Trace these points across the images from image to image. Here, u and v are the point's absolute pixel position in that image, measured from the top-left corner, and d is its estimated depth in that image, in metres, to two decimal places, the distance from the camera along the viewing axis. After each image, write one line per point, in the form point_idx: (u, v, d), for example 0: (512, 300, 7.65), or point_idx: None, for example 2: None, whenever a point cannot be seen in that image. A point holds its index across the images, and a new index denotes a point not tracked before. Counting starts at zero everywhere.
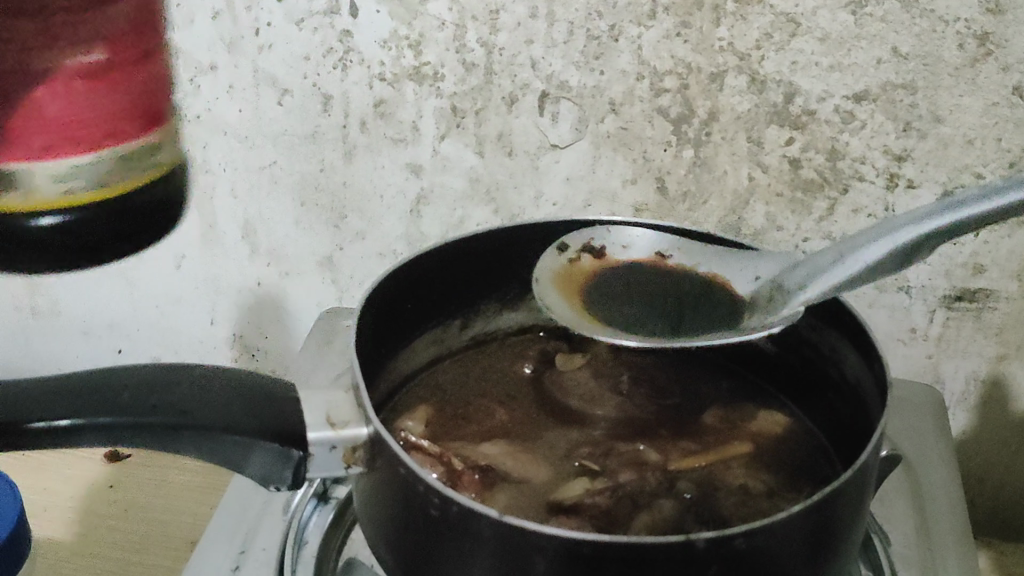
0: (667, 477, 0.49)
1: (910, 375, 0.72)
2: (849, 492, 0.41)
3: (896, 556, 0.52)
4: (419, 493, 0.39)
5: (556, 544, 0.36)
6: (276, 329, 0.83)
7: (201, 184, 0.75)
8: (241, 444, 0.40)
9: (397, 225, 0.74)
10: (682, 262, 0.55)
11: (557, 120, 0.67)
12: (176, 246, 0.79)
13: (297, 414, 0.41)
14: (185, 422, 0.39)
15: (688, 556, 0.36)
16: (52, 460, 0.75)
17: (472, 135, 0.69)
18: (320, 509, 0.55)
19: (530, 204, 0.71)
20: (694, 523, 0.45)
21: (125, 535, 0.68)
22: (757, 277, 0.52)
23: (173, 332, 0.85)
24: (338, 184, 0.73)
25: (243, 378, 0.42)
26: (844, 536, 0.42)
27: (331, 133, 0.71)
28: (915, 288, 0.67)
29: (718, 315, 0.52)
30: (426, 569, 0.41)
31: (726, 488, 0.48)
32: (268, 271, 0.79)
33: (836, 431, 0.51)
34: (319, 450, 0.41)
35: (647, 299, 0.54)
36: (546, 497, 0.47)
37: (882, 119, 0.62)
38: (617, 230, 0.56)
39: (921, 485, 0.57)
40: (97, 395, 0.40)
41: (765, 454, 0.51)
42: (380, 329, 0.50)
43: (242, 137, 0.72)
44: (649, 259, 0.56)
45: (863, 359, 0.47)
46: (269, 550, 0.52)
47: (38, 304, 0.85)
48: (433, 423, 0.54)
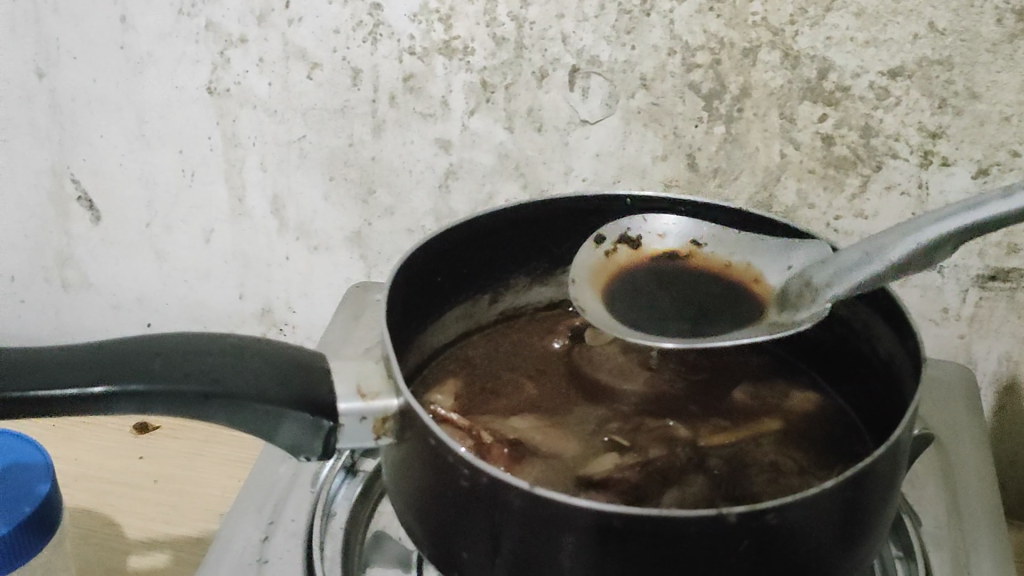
0: (697, 452, 0.48)
1: (941, 355, 0.71)
2: (882, 468, 0.41)
3: (927, 536, 0.52)
4: (450, 464, 0.39)
5: (587, 516, 0.36)
6: (304, 304, 0.83)
7: (231, 158, 0.75)
8: (273, 414, 0.40)
9: (425, 201, 0.74)
10: (717, 253, 0.55)
11: (587, 95, 0.67)
12: (206, 220, 0.79)
13: (327, 383, 0.42)
14: (216, 391, 0.39)
15: (719, 529, 0.36)
16: (82, 431, 0.76)
17: (502, 110, 0.68)
18: (349, 483, 0.55)
19: (559, 180, 0.71)
20: (724, 499, 0.45)
21: (155, 506, 0.68)
22: (787, 268, 0.52)
23: (202, 306, 0.85)
24: (367, 159, 0.73)
25: (273, 347, 0.43)
26: (876, 513, 0.42)
27: (360, 107, 0.70)
28: (948, 267, 0.66)
29: (747, 310, 0.52)
30: (455, 540, 0.41)
31: (757, 465, 0.48)
32: (297, 246, 0.79)
33: (868, 410, 0.51)
34: (348, 421, 0.41)
35: (681, 295, 0.54)
36: (575, 472, 0.47)
37: (917, 96, 0.61)
38: (652, 218, 0.56)
39: (953, 465, 0.57)
40: (129, 362, 0.40)
41: (796, 432, 0.51)
42: (411, 303, 0.50)
43: (272, 111, 0.72)
44: (684, 250, 0.56)
45: (896, 336, 0.46)
46: (299, 521, 0.52)
47: (69, 276, 0.86)
48: (462, 397, 0.54)
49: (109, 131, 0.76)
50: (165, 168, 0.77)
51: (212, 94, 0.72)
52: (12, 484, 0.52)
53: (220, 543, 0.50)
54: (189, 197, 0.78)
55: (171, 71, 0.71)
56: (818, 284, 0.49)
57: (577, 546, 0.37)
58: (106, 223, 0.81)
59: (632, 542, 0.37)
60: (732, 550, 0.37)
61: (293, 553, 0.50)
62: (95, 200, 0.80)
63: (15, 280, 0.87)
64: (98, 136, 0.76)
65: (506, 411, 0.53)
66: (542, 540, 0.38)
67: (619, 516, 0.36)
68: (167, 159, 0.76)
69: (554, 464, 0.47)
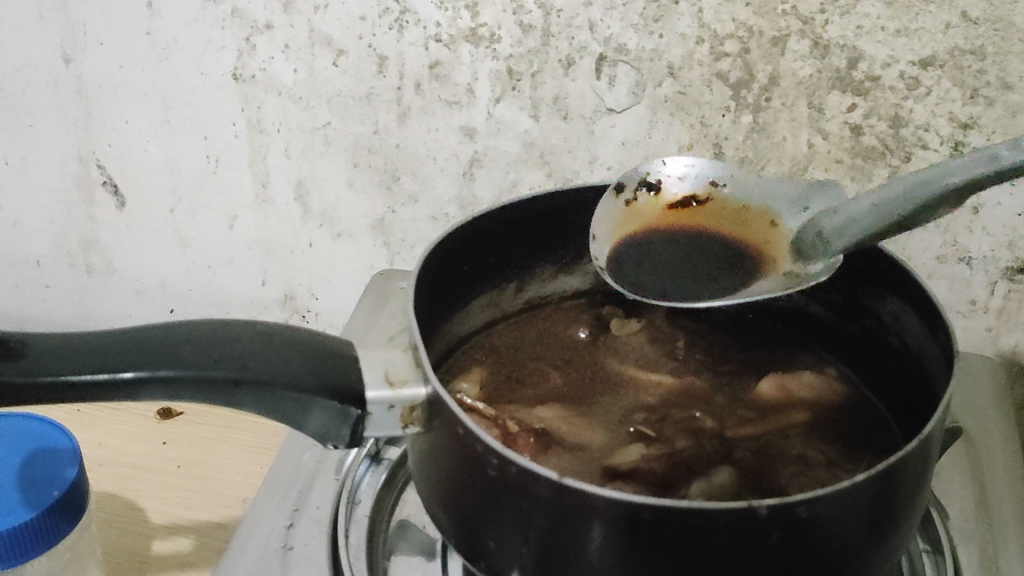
0: (724, 443, 0.48)
1: (968, 348, 0.71)
2: (913, 462, 0.40)
3: (954, 529, 0.51)
4: (478, 454, 0.39)
5: (616, 507, 0.36)
6: (327, 291, 0.83)
7: (256, 145, 0.75)
8: (301, 401, 0.40)
9: (449, 188, 0.74)
10: (736, 196, 0.55)
11: (614, 84, 0.66)
12: (230, 206, 0.79)
13: (355, 371, 0.42)
14: (246, 377, 0.40)
15: (749, 523, 0.36)
16: (107, 416, 0.76)
17: (528, 98, 0.68)
18: (374, 470, 0.55)
19: (584, 168, 0.71)
20: (752, 490, 0.44)
21: (179, 492, 0.69)
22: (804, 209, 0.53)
23: (225, 293, 0.85)
24: (392, 146, 0.73)
25: (301, 334, 0.42)
26: (905, 508, 0.42)
27: (386, 95, 0.70)
28: (976, 259, 0.66)
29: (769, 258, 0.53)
30: (482, 529, 0.41)
31: (784, 457, 0.48)
32: (320, 232, 0.79)
33: (897, 402, 0.50)
34: (377, 409, 0.41)
35: (707, 240, 0.56)
36: (602, 462, 0.46)
37: (948, 86, 0.61)
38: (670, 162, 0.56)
39: (981, 458, 0.57)
40: (159, 348, 0.40)
41: (824, 424, 0.51)
42: (437, 290, 0.50)
43: (297, 97, 0.72)
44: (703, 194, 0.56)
45: (926, 328, 0.46)
46: (323, 508, 0.52)
47: (93, 262, 0.86)
48: (488, 385, 0.54)
49: (134, 116, 0.76)
50: (190, 153, 0.77)
51: (237, 80, 0.72)
52: (39, 469, 0.52)
53: (245, 530, 0.50)
54: (213, 183, 0.78)
55: (196, 57, 0.71)
56: (829, 237, 0.49)
57: (606, 536, 0.37)
58: (130, 208, 0.81)
59: (661, 534, 0.37)
60: (762, 543, 0.37)
61: (318, 540, 0.50)
62: (120, 185, 0.80)
63: (39, 265, 0.87)
64: (123, 121, 0.76)
65: (532, 400, 0.52)
66: (570, 531, 0.38)
67: (649, 507, 0.36)
68: (192, 145, 0.76)
69: (581, 453, 0.47)
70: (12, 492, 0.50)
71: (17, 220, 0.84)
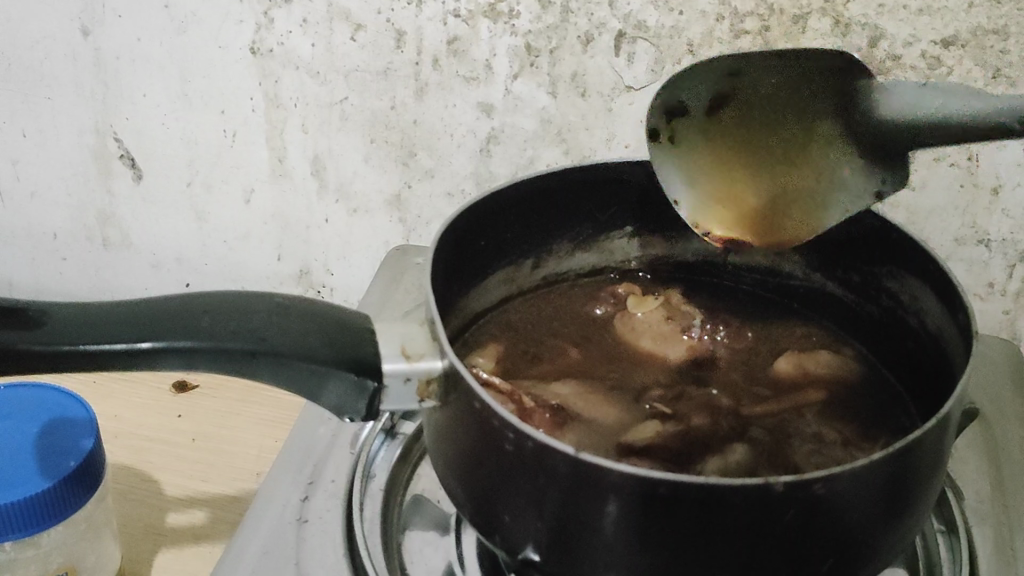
0: (740, 422, 0.48)
1: (984, 330, 0.70)
2: (929, 440, 0.40)
3: (969, 510, 0.51)
4: (494, 429, 0.39)
5: (632, 484, 0.36)
6: (342, 267, 0.83)
7: (273, 119, 0.75)
8: (317, 373, 0.40)
9: (466, 164, 0.74)
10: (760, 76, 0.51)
11: (633, 61, 0.66)
12: (246, 180, 0.79)
13: (372, 345, 0.42)
14: (263, 349, 0.40)
15: (765, 499, 0.36)
16: (122, 388, 0.77)
17: (546, 75, 0.68)
18: (388, 445, 0.55)
19: (601, 145, 0.70)
20: (767, 467, 0.44)
21: (194, 465, 0.69)
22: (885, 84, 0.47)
23: (240, 267, 0.85)
24: (409, 122, 0.73)
25: (318, 307, 0.42)
26: (921, 487, 0.42)
27: (403, 70, 0.70)
28: (995, 241, 0.65)
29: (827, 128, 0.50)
30: (497, 504, 0.41)
31: (801, 436, 0.47)
32: (337, 208, 0.79)
33: (914, 382, 0.50)
34: (393, 382, 0.41)
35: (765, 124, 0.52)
36: (617, 438, 0.46)
37: (970, 66, 0.60)
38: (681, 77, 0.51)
39: (997, 439, 0.56)
40: (177, 319, 0.40)
41: (840, 405, 0.51)
42: (455, 264, 0.50)
43: (315, 72, 0.72)
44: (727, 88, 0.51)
45: (946, 308, 0.45)
46: (338, 482, 0.52)
47: (110, 235, 0.86)
48: (504, 360, 0.54)
49: (152, 90, 0.76)
50: (207, 127, 0.77)
51: (255, 54, 0.72)
52: (56, 440, 0.52)
53: (260, 503, 0.51)
54: (230, 157, 0.78)
55: (215, 30, 0.71)
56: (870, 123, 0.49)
57: (620, 510, 0.37)
58: (148, 181, 0.81)
59: (676, 509, 0.37)
60: (777, 519, 0.37)
61: (332, 514, 0.50)
62: (137, 158, 0.80)
63: (56, 238, 0.87)
64: (141, 94, 0.76)
65: (548, 376, 0.53)
66: (584, 505, 0.38)
67: (664, 483, 0.36)
68: (209, 119, 0.76)
69: (597, 430, 0.47)
70: (29, 461, 0.50)
71: (35, 192, 0.84)
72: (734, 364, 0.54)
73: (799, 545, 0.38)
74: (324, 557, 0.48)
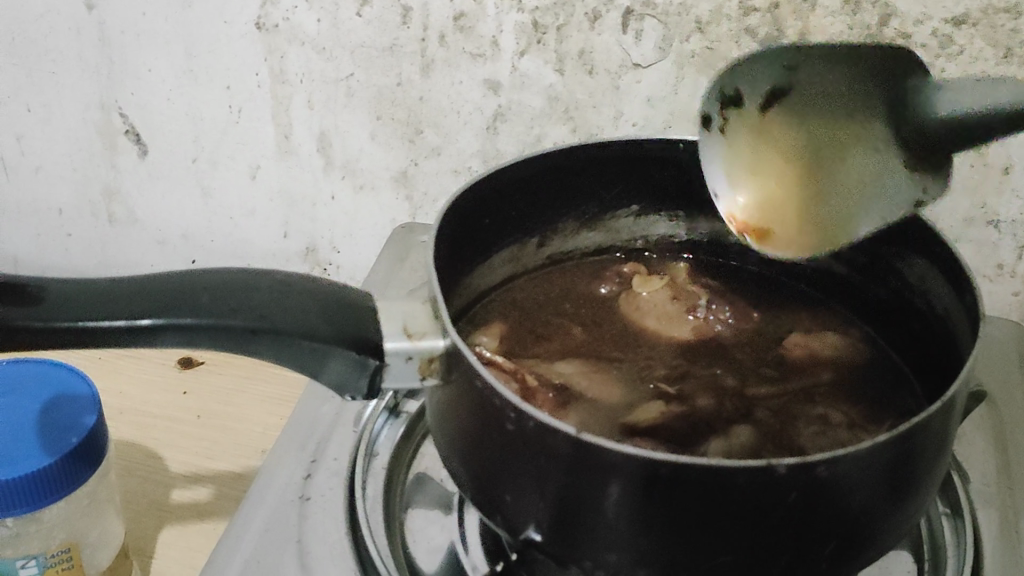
0: (744, 403, 0.48)
1: (993, 311, 0.70)
2: (934, 422, 0.40)
3: (976, 494, 0.51)
4: (495, 408, 0.39)
5: (634, 465, 0.36)
6: (348, 244, 0.83)
7: (279, 95, 0.75)
8: (318, 350, 0.40)
9: (472, 142, 0.73)
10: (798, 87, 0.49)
11: (641, 38, 0.65)
12: (252, 156, 0.79)
13: (373, 322, 0.42)
14: (264, 326, 0.39)
15: (768, 481, 0.36)
16: (128, 364, 0.77)
17: (553, 52, 0.67)
18: (391, 424, 0.55)
19: (609, 123, 0.70)
20: (772, 449, 0.44)
21: (198, 442, 0.69)
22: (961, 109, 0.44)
23: (246, 244, 0.85)
24: (415, 99, 0.72)
25: (320, 286, 0.42)
26: (927, 469, 0.41)
27: (409, 46, 0.70)
28: (1005, 222, 0.65)
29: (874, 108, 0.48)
30: (499, 484, 0.41)
31: (805, 417, 0.47)
32: (343, 185, 0.79)
33: (919, 364, 0.50)
34: (395, 360, 0.41)
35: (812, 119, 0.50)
36: (620, 418, 0.46)
37: (981, 45, 0.60)
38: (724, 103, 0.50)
39: (1005, 422, 0.56)
40: (178, 296, 0.40)
41: (844, 385, 0.50)
42: (459, 242, 0.50)
43: (321, 48, 0.71)
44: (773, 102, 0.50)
45: (953, 289, 0.45)
46: (341, 460, 0.52)
47: (116, 211, 0.86)
48: (508, 339, 0.53)
49: (156, 65, 0.75)
50: (213, 103, 0.76)
51: (261, 29, 0.71)
52: (59, 416, 0.52)
53: (263, 481, 0.50)
54: (236, 133, 0.78)
55: (219, 4, 0.71)
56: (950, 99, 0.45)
57: (623, 491, 0.37)
58: (153, 157, 0.81)
59: (679, 490, 0.36)
60: (781, 501, 0.37)
61: (335, 492, 0.50)
62: (143, 134, 0.80)
63: (62, 214, 0.87)
64: (146, 69, 0.76)
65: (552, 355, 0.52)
66: (586, 486, 0.38)
67: (666, 464, 0.36)
68: (214, 94, 0.76)
69: (601, 409, 0.47)
70: (32, 437, 0.50)
71: (40, 167, 0.84)
72: (739, 345, 0.54)
73: (803, 528, 0.38)
74: (326, 535, 0.47)
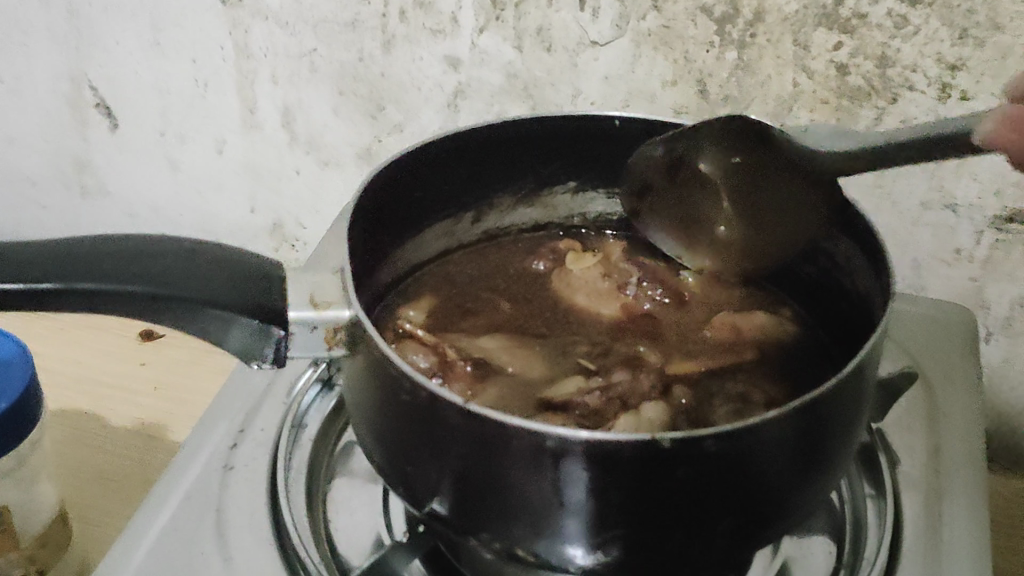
0: (663, 381, 0.47)
1: (953, 299, 0.69)
2: (839, 403, 0.39)
3: (901, 478, 0.50)
4: (392, 378, 0.39)
5: (521, 436, 0.36)
6: (314, 222, 0.83)
7: (243, 69, 0.75)
8: (219, 318, 0.40)
9: (434, 119, 0.73)
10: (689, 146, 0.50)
11: (597, 16, 0.65)
12: (218, 130, 0.79)
13: (279, 292, 0.41)
14: (164, 293, 0.40)
15: (654, 455, 0.36)
16: (90, 334, 0.77)
17: (511, 28, 0.67)
18: (324, 396, 0.55)
19: (567, 102, 0.69)
20: (683, 427, 0.44)
21: (152, 412, 0.69)
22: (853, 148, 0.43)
23: (215, 219, 0.86)
24: (377, 74, 0.72)
25: (229, 254, 0.42)
26: (834, 448, 0.41)
27: (369, 21, 0.69)
28: (963, 206, 0.64)
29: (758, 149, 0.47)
30: (401, 456, 0.41)
31: (724, 395, 0.47)
32: (308, 161, 0.79)
33: (848, 343, 0.49)
34: (299, 330, 0.41)
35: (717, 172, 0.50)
36: (536, 393, 0.46)
37: (936, 26, 0.59)
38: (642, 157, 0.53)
39: (938, 407, 0.55)
40: (81, 262, 0.40)
41: (771, 364, 0.50)
42: (385, 214, 0.50)
43: (283, 22, 0.71)
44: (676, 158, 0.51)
45: (874, 269, 0.44)
46: (268, 431, 0.52)
47: (88, 184, 0.87)
48: (437, 313, 0.53)
49: (124, 37, 0.76)
50: (179, 77, 0.77)
51: (224, 2, 0.71)
52: None
53: (188, 449, 0.51)
54: (202, 107, 0.78)
55: None
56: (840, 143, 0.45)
57: (513, 463, 0.37)
58: (123, 130, 0.82)
59: (567, 462, 0.36)
60: (668, 476, 0.36)
61: (258, 462, 0.50)
62: (112, 107, 0.80)
63: (36, 184, 0.88)
64: (114, 42, 0.76)
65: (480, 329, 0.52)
66: (479, 456, 0.38)
67: (551, 438, 0.36)
68: (180, 68, 0.76)
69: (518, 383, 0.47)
70: None
71: (14, 138, 0.85)
72: (673, 326, 0.54)
73: (697, 505, 0.38)
74: (245, 504, 0.48)
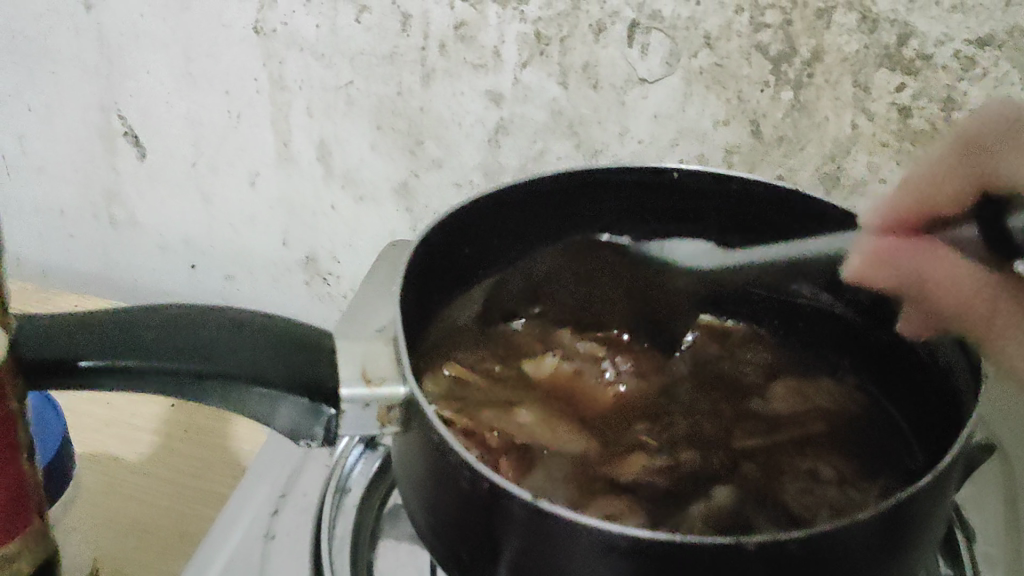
0: (732, 457, 0.45)
1: None
2: (927, 495, 0.37)
3: (980, 556, 0.50)
4: (451, 465, 0.37)
5: (593, 536, 0.34)
6: (349, 255, 0.81)
7: (277, 101, 0.72)
8: (267, 396, 0.38)
9: (475, 155, 0.71)
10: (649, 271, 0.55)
11: (647, 53, 0.62)
12: (251, 163, 0.77)
13: (330, 368, 0.39)
14: (209, 370, 0.37)
15: (735, 560, 0.33)
16: None
17: (557, 64, 0.64)
18: (367, 457, 0.53)
19: (614, 140, 0.67)
20: (755, 505, 0.41)
21: (184, 458, 0.67)
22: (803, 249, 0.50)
23: (246, 251, 0.84)
24: (415, 109, 0.70)
25: (277, 323, 0.40)
26: (917, 540, 0.39)
27: (409, 54, 0.67)
28: None
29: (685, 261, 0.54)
30: (455, 543, 0.39)
31: (794, 472, 0.44)
32: (343, 194, 0.77)
33: (925, 419, 0.48)
34: (351, 407, 0.38)
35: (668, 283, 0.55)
36: (597, 471, 0.44)
37: (1007, 69, 0.56)
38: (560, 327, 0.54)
39: (1015, 474, 0.54)
40: (120, 335, 0.38)
41: (844, 436, 0.48)
42: (436, 272, 0.49)
43: (319, 54, 0.69)
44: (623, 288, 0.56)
45: None
46: (311, 496, 0.51)
47: (116, 214, 0.85)
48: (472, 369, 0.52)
49: (155, 67, 0.73)
50: (211, 107, 0.74)
51: (259, 34, 0.69)
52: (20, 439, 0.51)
53: (228, 517, 0.49)
54: (234, 139, 0.76)
55: (216, 7, 0.69)
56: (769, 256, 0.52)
57: (582, 559, 0.35)
58: (152, 159, 0.80)
59: (640, 564, 0.34)
60: None
61: (301, 531, 0.48)
62: (141, 136, 0.78)
63: (63, 214, 0.86)
64: (144, 71, 0.74)
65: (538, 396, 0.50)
66: (545, 553, 0.36)
67: (624, 537, 0.33)
68: (213, 98, 0.74)
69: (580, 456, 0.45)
70: None
71: (41, 167, 0.83)
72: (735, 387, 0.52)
73: None
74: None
